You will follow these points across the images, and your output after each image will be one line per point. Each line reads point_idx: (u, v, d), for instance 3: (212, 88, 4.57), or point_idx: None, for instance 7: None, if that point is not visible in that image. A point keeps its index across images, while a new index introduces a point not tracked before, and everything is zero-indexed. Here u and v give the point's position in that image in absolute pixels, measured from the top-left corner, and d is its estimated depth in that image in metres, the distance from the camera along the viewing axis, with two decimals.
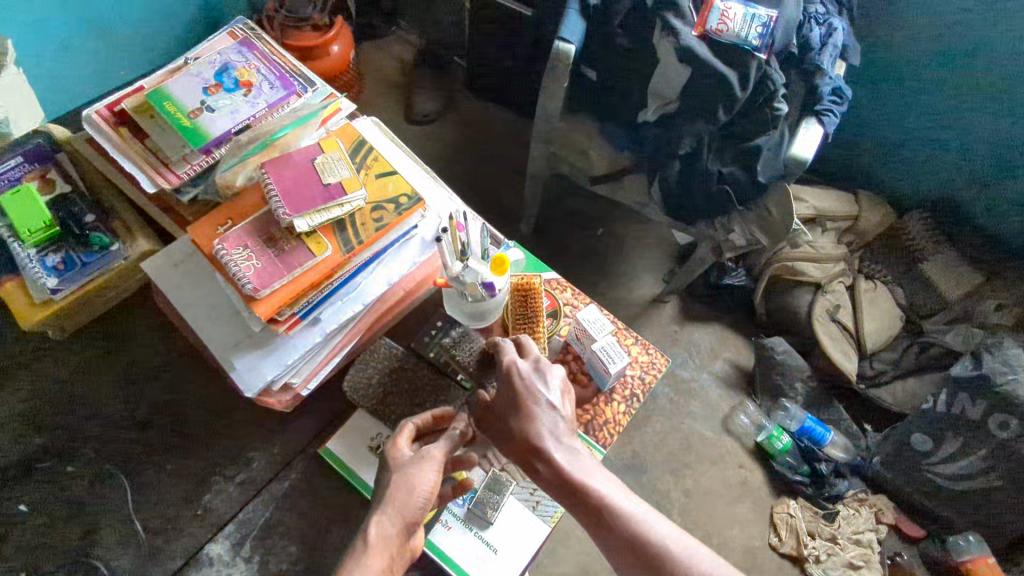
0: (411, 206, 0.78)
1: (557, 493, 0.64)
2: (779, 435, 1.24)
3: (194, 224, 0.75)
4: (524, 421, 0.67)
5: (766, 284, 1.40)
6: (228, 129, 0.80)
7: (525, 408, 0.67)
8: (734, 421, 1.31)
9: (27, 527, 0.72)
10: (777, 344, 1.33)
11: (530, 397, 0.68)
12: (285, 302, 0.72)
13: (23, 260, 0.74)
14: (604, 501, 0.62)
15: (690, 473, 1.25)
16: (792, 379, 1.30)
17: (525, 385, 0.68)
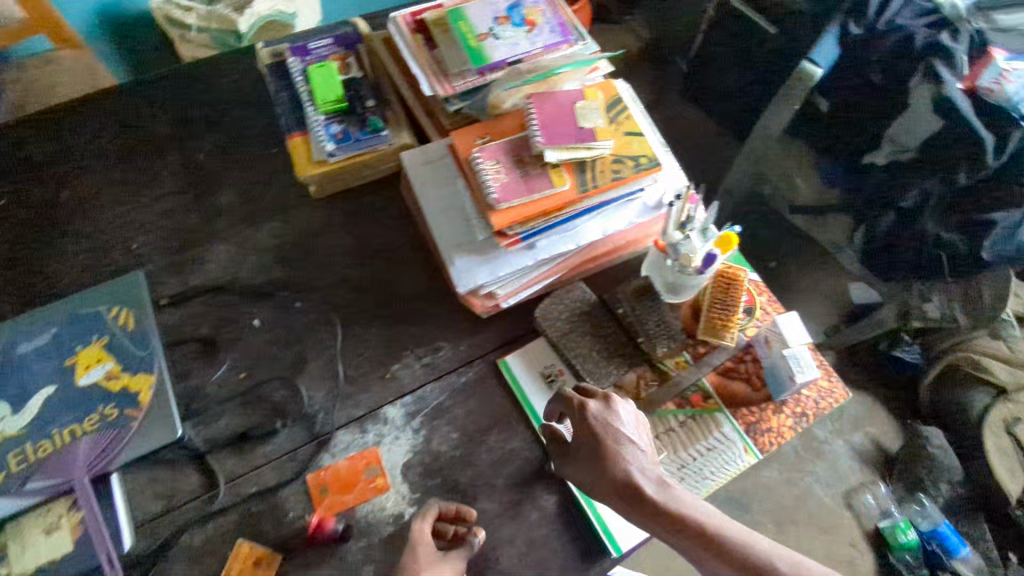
0: (649, 168, 0.82)
1: (665, 527, 0.64)
2: (907, 529, 0.94)
3: (457, 131, 0.84)
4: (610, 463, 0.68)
5: (941, 372, 1.30)
6: (505, 59, 0.87)
7: (608, 447, 0.69)
8: (858, 498, 0.98)
9: (248, 337, 0.83)
10: (933, 435, 1.16)
11: (611, 436, 0.70)
12: (518, 218, 0.78)
13: (313, 122, 0.87)
14: (713, 531, 0.63)
15: (796, 531, 0.93)
16: (939, 477, 1.14)
17: (611, 428, 0.70)
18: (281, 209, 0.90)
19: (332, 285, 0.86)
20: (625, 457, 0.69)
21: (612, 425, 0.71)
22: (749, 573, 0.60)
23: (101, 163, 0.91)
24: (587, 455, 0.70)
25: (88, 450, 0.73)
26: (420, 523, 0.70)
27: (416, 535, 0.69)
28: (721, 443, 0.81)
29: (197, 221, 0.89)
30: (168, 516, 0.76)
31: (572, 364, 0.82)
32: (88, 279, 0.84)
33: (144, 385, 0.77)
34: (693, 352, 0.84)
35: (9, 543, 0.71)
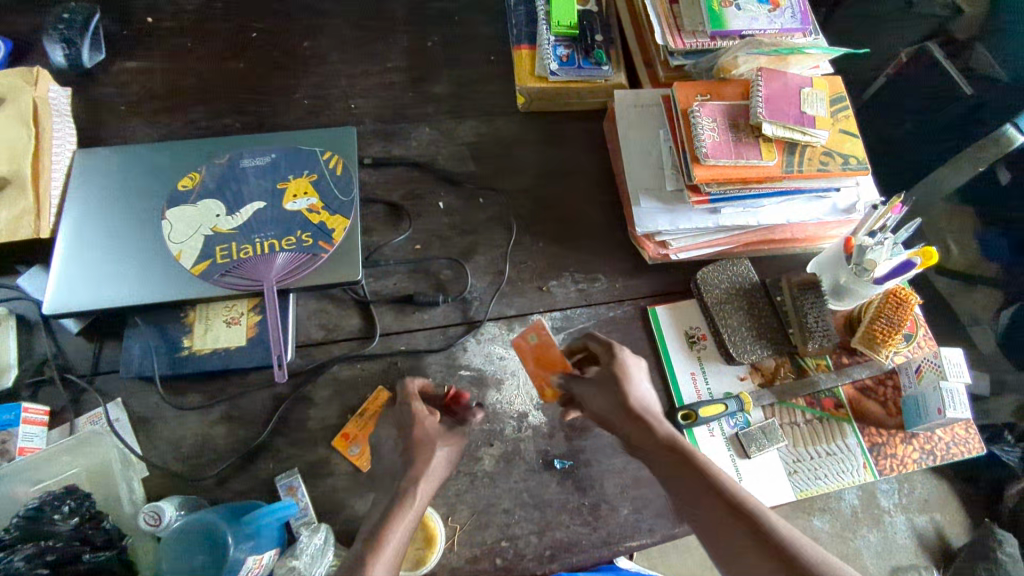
0: (856, 170, 0.82)
1: (669, 457, 0.64)
2: None
3: (679, 83, 0.86)
4: (608, 388, 0.69)
5: None
6: (741, 30, 0.88)
7: (621, 370, 0.70)
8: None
9: (430, 216, 0.90)
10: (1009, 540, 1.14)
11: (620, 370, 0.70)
12: (718, 178, 0.80)
13: (544, 40, 0.91)
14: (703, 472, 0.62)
15: None
16: None
17: (615, 353, 0.71)
18: (486, 112, 0.96)
19: (515, 192, 0.91)
20: (622, 374, 0.69)
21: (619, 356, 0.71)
22: (721, 511, 0.59)
23: (342, 27, 0.99)
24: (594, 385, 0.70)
25: (282, 263, 0.80)
26: (414, 401, 0.70)
27: (412, 409, 0.69)
28: (842, 453, 0.81)
29: (410, 100, 0.96)
30: (325, 345, 0.83)
31: (720, 333, 0.84)
32: (308, 123, 0.93)
33: (339, 224, 0.83)
34: (835, 360, 0.86)
35: (197, 321, 0.80)
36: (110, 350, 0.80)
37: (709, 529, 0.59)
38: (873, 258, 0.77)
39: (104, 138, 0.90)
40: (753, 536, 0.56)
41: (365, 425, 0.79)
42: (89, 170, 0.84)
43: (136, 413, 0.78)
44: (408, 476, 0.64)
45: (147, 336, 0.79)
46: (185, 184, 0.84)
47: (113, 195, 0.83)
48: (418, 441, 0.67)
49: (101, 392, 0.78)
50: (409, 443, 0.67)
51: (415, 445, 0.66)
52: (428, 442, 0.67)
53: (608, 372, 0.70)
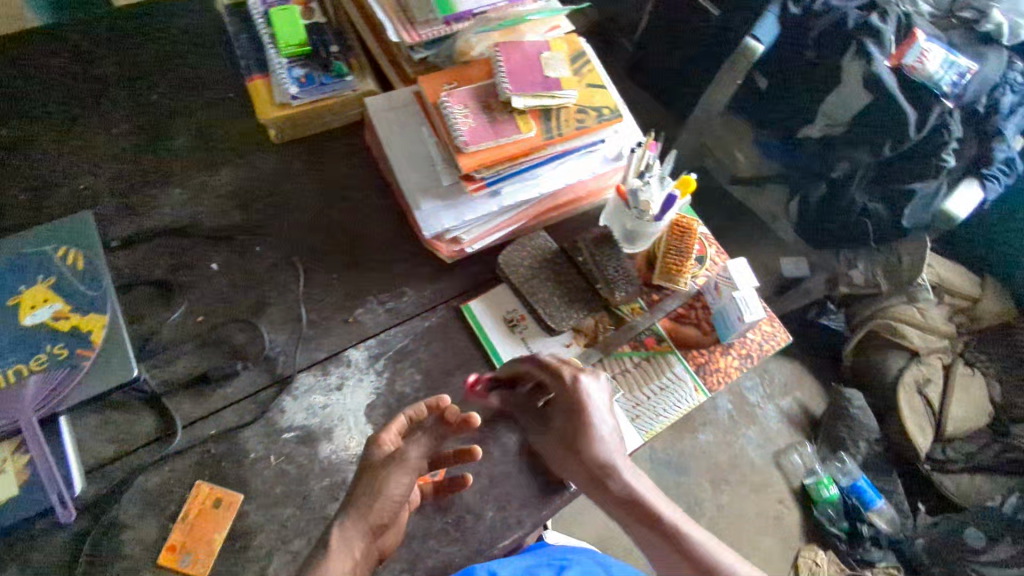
0: (611, 119, 0.85)
1: (628, 514, 0.67)
2: (827, 485, 1.41)
3: (424, 77, 0.84)
4: (567, 416, 0.71)
5: (863, 337, 1.53)
6: (472, 9, 0.87)
7: (584, 413, 0.71)
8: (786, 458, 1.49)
9: (207, 281, 0.82)
10: (854, 398, 1.46)
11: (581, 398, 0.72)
12: (486, 162, 0.79)
13: (276, 65, 0.85)
14: (656, 514, 0.66)
15: (727, 488, 1.45)
16: (858, 436, 1.44)
17: (584, 396, 0.72)
18: (240, 154, 0.89)
19: (294, 230, 0.86)
20: (590, 412, 0.71)
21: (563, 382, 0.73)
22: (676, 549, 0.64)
23: (45, 102, 0.87)
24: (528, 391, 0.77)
25: (38, 389, 0.69)
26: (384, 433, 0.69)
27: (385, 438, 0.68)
28: (674, 382, 0.85)
29: (149, 163, 0.86)
30: (121, 459, 0.73)
31: (534, 308, 0.85)
32: (32, 219, 0.81)
33: (96, 325, 0.73)
34: (647, 299, 0.89)
35: None
36: None
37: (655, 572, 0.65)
38: (645, 198, 0.80)
39: None
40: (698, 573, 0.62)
41: (191, 530, 0.71)
42: None
43: None
44: (382, 482, 0.64)
45: None
46: None
47: None
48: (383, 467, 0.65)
49: None
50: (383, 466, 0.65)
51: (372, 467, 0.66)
52: (387, 463, 0.66)
53: (562, 400, 0.72)
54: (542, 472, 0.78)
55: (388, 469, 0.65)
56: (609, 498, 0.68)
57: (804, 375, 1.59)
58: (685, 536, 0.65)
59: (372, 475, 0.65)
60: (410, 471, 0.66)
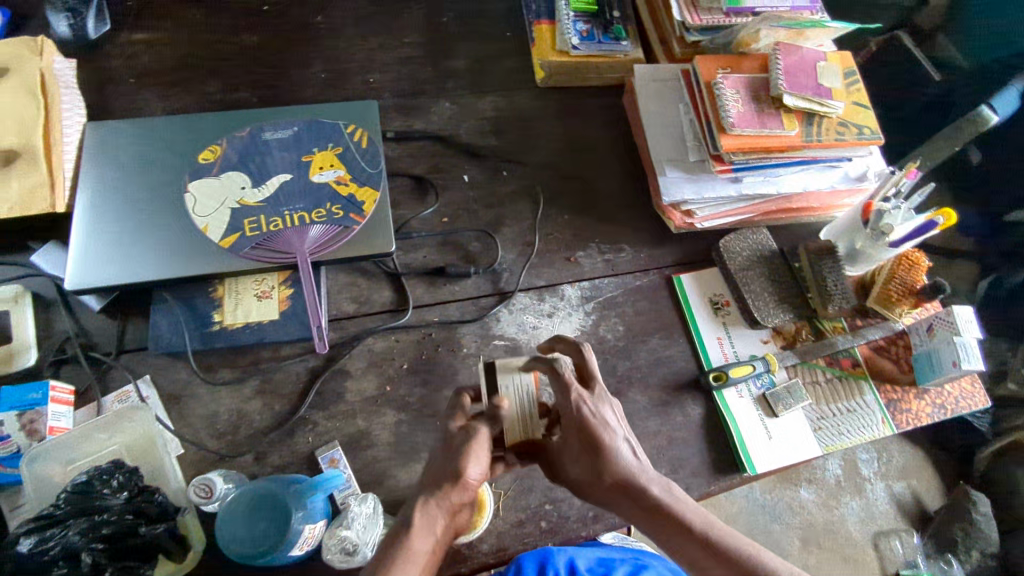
0: (870, 139, 0.86)
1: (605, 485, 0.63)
2: None
3: (700, 57, 0.89)
4: (601, 464, 0.62)
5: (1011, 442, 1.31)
6: (754, 7, 0.91)
7: (937, 335, 0.84)
8: (885, 542, 1.39)
9: (456, 188, 0.90)
10: (981, 503, 1.29)
11: (944, 327, 0.83)
12: (745, 147, 0.83)
13: (564, 15, 0.93)
14: (641, 484, 0.62)
15: (818, 550, 1.39)
16: (974, 545, 1.27)
17: (942, 330, 0.83)
18: (506, 87, 0.97)
19: (538, 165, 0.92)
20: (937, 348, 0.84)
21: (609, 432, 0.64)
22: (649, 520, 0.61)
23: (357, 3, 0.99)
24: (579, 451, 0.64)
25: (316, 235, 0.78)
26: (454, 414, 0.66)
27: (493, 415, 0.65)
28: (861, 409, 0.84)
29: (428, 75, 0.96)
30: (357, 318, 0.81)
31: (744, 297, 0.86)
32: (327, 97, 0.92)
33: (369, 196, 0.82)
34: (850, 322, 0.89)
35: (227, 295, 0.78)
36: (135, 327, 0.77)
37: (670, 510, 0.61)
38: (890, 222, 0.81)
39: (114, 111, 0.87)
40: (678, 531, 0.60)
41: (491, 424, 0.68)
42: (103, 141, 0.82)
43: (165, 389, 0.75)
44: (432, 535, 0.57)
45: (175, 311, 0.77)
46: (206, 157, 0.82)
47: (131, 168, 0.81)
48: (479, 446, 0.61)
49: (128, 367, 0.75)
50: (435, 494, 0.58)
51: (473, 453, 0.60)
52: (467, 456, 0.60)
53: (639, 483, 0.62)
54: (718, 450, 0.81)
55: (477, 451, 0.60)
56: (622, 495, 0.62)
57: (926, 466, 1.47)
58: (699, 519, 0.60)
59: (424, 516, 0.57)
60: (484, 464, 0.60)
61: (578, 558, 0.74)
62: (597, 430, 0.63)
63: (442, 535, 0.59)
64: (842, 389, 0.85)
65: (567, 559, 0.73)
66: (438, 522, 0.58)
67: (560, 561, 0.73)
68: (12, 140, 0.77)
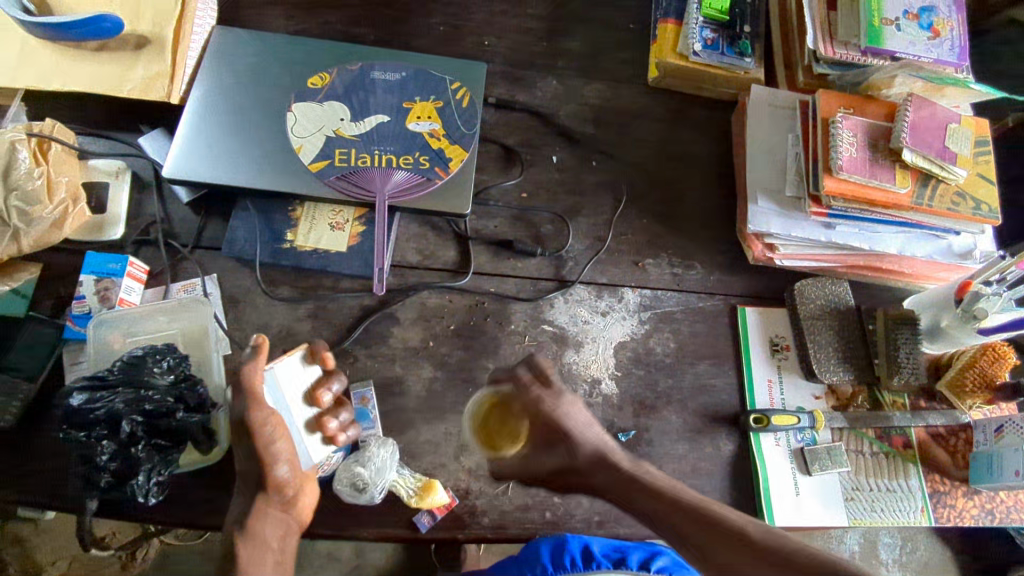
0: (985, 217, 0.80)
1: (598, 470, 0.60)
2: None
3: (823, 92, 0.85)
4: (574, 444, 0.59)
5: None
6: (896, 51, 0.86)
7: (1004, 438, 0.78)
8: None
9: (542, 167, 0.89)
10: None
11: (1015, 431, 0.77)
12: (847, 194, 0.79)
13: (693, 19, 0.91)
14: (616, 467, 0.59)
15: None
16: None
17: (1011, 436, 0.77)
18: (616, 79, 0.95)
19: (629, 163, 0.91)
20: (1001, 453, 0.78)
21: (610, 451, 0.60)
22: (636, 490, 0.58)
23: None
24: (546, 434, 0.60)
25: (399, 181, 0.80)
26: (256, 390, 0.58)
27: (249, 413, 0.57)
28: (902, 491, 0.80)
29: (542, 50, 0.95)
30: (418, 270, 0.83)
31: (807, 346, 0.83)
32: (440, 51, 0.93)
33: (458, 155, 0.83)
34: (913, 400, 0.85)
35: (304, 218, 0.81)
36: (213, 226, 0.81)
37: (658, 490, 0.58)
38: (985, 307, 0.76)
39: (242, 21, 0.91)
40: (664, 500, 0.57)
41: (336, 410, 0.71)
42: (225, 46, 0.85)
43: (227, 291, 0.78)
44: (268, 554, 0.56)
45: (253, 221, 0.80)
46: (315, 82, 0.85)
47: (245, 77, 0.84)
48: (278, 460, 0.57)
49: (198, 262, 0.79)
50: (251, 512, 0.56)
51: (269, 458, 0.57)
52: (269, 452, 0.57)
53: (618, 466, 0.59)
54: (739, 491, 0.78)
55: (271, 449, 0.57)
56: (614, 483, 0.59)
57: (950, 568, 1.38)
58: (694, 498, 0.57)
59: (246, 539, 0.55)
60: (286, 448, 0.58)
61: (593, 542, 0.69)
62: (562, 422, 0.58)
63: (283, 541, 0.58)
64: (886, 466, 0.81)
65: (581, 541, 0.69)
66: (269, 533, 0.57)
67: (575, 543, 0.68)
68: (148, 27, 0.82)
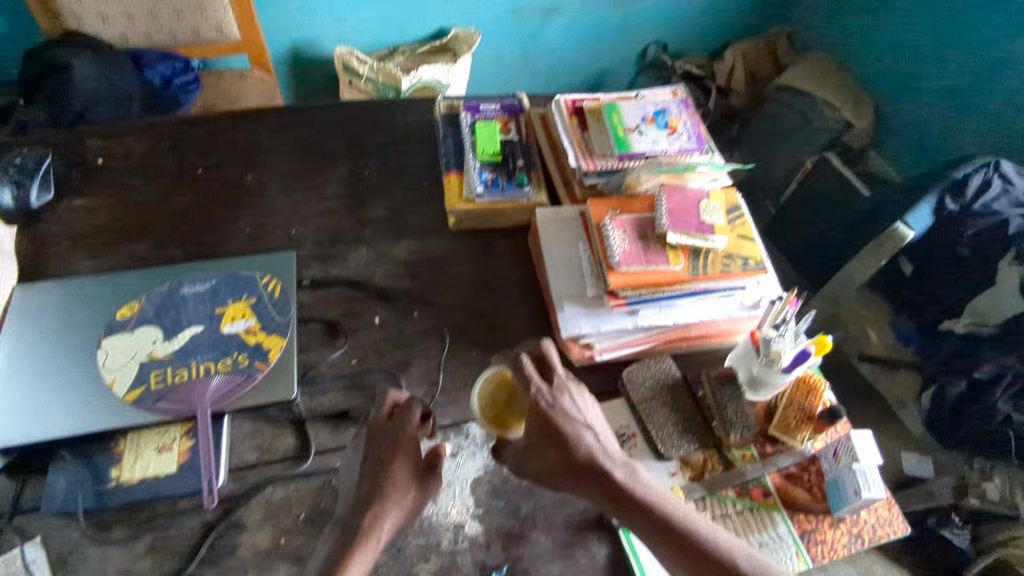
0: (755, 270, 0.90)
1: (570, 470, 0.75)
2: None
3: (592, 201, 0.96)
4: (563, 446, 0.75)
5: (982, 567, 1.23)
6: (644, 152, 1.00)
7: (842, 460, 0.84)
8: None
9: (366, 331, 0.93)
10: None
11: (845, 453, 0.84)
12: (633, 284, 0.87)
13: (470, 166, 1.01)
14: (600, 471, 0.74)
15: None
16: None
17: (845, 458, 0.83)
18: (421, 232, 1.04)
19: (448, 305, 0.97)
20: (843, 476, 0.82)
21: (608, 460, 0.75)
22: (609, 491, 0.74)
23: (285, 162, 1.09)
24: (542, 439, 0.76)
25: (218, 386, 0.81)
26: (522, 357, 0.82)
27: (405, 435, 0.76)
28: (774, 541, 0.82)
29: (347, 224, 1.03)
30: (259, 467, 0.82)
31: (647, 427, 0.87)
32: (249, 250, 0.99)
33: (275, 345, 0.86)
34: (760, 449, 0.89)
35: (128, 450, 0.79)
36: (32, 486, 0.78)
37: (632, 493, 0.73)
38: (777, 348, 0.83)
39: (44, 273, 0.93)
40: (630, 497, 0.73)
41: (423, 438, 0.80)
42: (27, 304, 0.87)
43: (55, 552, 0.74)
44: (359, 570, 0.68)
45: (74, 469, 0.78)
46: (123, 314, 0.87)
47: (50, 328, 0.85)
48: (394, 484, 0.74)
49: (19, 531, 0.75)
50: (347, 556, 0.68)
51: (389, 489, 0.73)
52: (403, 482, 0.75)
53: (599, 466, 0.74)
54: None
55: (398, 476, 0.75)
56: (590, 480, 0.75)
57: None
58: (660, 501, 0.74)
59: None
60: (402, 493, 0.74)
61: None
62: (561, 422, 0.76)
63: None
64: (752, 519, 0.84)
65: None
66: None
67: None
68: None
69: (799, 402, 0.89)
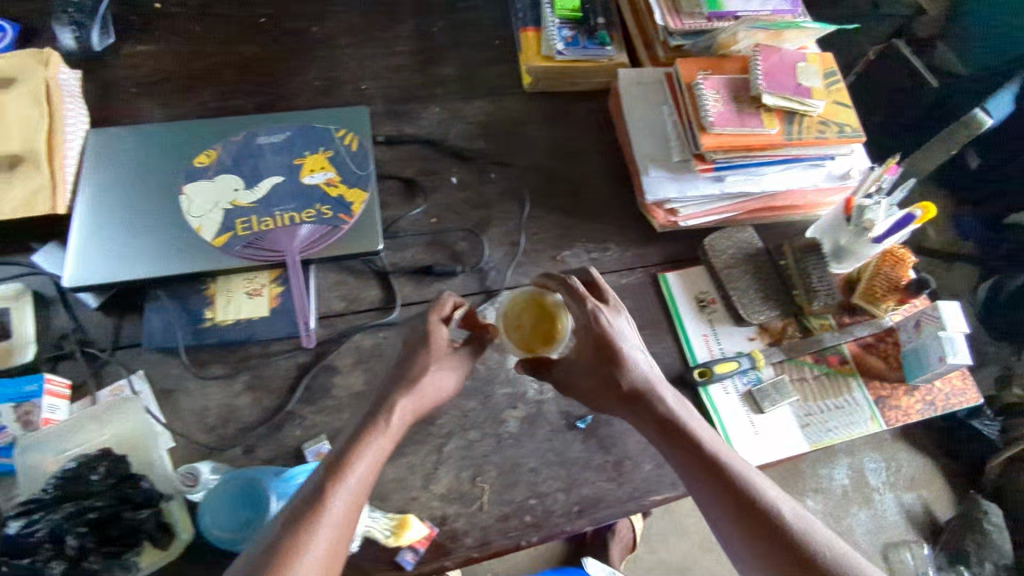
0: (851, 137, 0.87)
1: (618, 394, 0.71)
2: None
3: (681, 60, 0.91)
4: (616, 368, 0.71)
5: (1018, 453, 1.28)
6: (737, 11, 0.93)
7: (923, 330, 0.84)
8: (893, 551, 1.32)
9: (444, 190, 0.92)
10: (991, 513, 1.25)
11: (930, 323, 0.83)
12: (725, 146, 0.84)
13: (549, 22, 0.96)
14: (654, 398, 0.70)
15: None
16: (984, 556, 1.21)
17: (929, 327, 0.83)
18: (495, 93, 0.99)
19: (525, 167, 0.94)
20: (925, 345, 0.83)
21: (661, 387, 0.71)
22: (659, 427, 0.69)
23: (350, 14, 1.03)
24: (593, 359, 0.72)
25: (305, 234, 0.81)
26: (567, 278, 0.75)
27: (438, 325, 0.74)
28: (849, 406, 0.84)
29: (419, 82, 0.99)
30: (346, 316, 0.83)
31: (729, 293, 0.87)
32: (320, 104, 0.95)
33: (357, 197, 0.84)
34: (838, 319, 0.89)
35: (219, 292, 0.80)
36: (129, 324, 0.80)
37: (682, 432, 0.68)
38: (871, 217, 0.81)
39: (115, 120, 0.91)
40: (677, 433, 0.68)
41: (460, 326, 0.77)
42: (104, 147, 0.85)
43: (158, 385, 0.77)
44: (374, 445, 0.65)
45: (169, 308, 0.79)
46: (201, 161, 0.85)
47: (129, 171, 0.84)
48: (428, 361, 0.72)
49: (122, 364, 0.77)
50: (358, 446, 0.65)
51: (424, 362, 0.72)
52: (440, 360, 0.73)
53: (650, 393, 0.70)
54: None
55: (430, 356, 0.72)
56: (641, 406, 0.70)
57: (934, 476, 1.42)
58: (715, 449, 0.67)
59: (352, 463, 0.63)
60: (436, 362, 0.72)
61: None
62: (613, 343, 0.71)
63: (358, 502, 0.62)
64: (829, 383, 0.85)
65: None
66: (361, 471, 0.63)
67: None
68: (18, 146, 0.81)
69: (884, 274, 0.86)
